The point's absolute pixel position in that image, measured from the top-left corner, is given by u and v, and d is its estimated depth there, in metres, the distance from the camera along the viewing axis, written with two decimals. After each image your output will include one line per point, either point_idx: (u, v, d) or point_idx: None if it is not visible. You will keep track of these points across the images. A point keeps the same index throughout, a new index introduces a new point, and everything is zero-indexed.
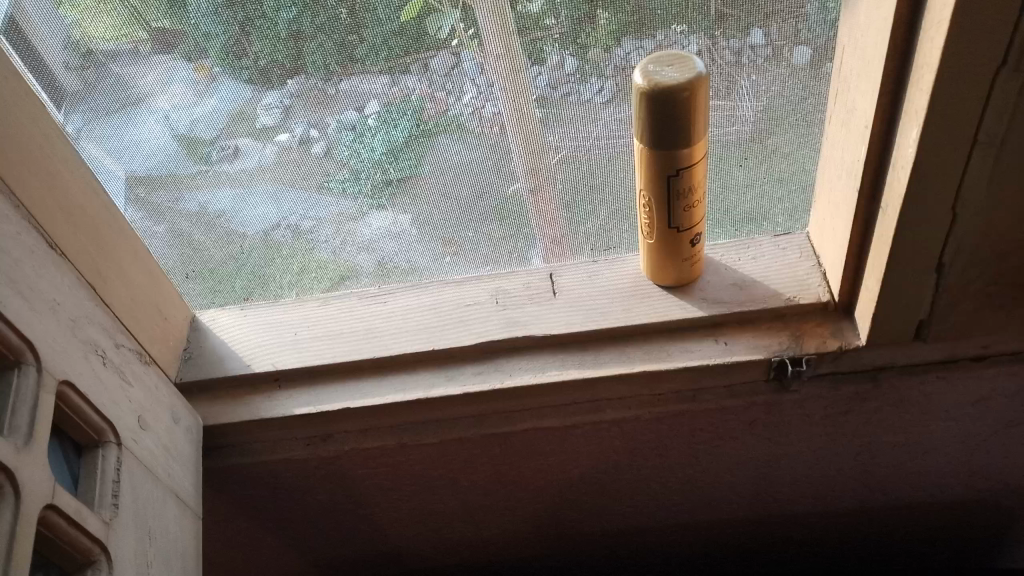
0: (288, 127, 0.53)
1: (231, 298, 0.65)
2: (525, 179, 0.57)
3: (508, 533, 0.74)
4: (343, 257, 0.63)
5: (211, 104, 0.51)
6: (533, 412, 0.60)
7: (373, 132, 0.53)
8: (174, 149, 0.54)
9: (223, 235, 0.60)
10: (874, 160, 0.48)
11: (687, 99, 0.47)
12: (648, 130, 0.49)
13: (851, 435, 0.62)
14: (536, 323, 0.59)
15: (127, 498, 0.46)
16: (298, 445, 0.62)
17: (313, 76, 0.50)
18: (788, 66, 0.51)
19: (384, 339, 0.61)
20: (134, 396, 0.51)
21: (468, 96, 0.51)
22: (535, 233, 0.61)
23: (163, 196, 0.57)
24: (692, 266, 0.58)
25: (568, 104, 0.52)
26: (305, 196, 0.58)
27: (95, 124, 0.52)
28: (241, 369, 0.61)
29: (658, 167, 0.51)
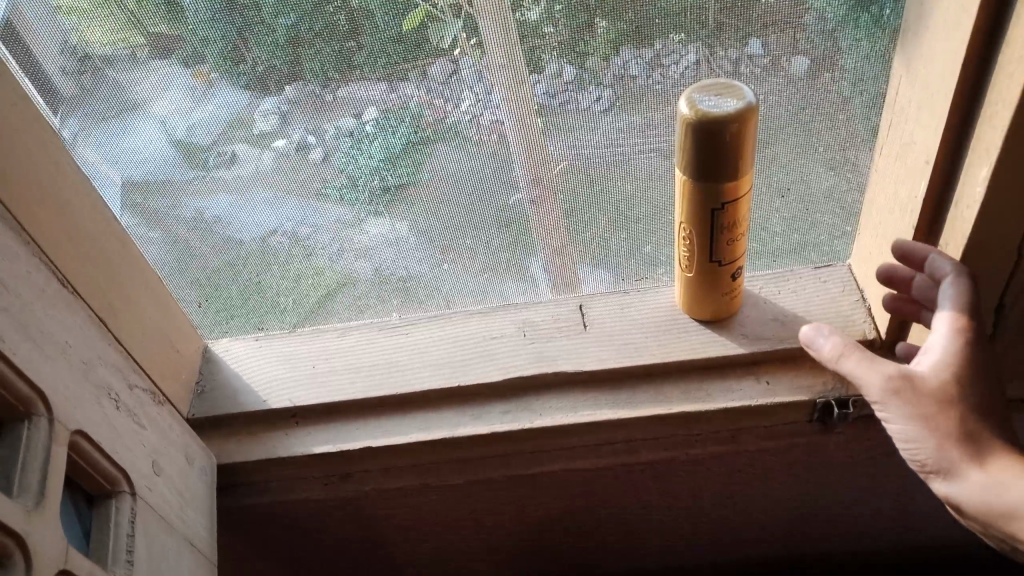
0: (286, 133, 0.49)
1: (230, 307, 0.60)
2: (528, 187, 0.53)
3: (533, 570, 0.72)
4: (340, 265, 0.58)
5: (209, 109, 0.48)
6: (564, 454, 0.58)
7: (372, 139, 0.50)
8: (172, 155, 0.50)
9: (220, 242, 0.56)
10: (934, 195, 0.46)
11: (736, 132, 0.44)
12: (693, 163, 0.46)
13: (892, 476, 0.60)
14: (567, 358, 0.57)
15: (142, 552, 0.43)
16: (317, 485, 0.59)
17: (310, 83, 0.47)
18: (787, 77, 0.48)
19: (407, 373, 0.58)
20: (148, 439, 0.48)
21: (467, 103, 0.48)
22: (544, 249, 0.57)
23: (161, 201, 0.53)
24: (729, 300, 0.55)
25: (566, 113, 0.49)
26: (304, 204, 0.54)
27: (92, 129, 0.48)
28: (258, 404, 0.58)
29: (701, 201, 0.48)
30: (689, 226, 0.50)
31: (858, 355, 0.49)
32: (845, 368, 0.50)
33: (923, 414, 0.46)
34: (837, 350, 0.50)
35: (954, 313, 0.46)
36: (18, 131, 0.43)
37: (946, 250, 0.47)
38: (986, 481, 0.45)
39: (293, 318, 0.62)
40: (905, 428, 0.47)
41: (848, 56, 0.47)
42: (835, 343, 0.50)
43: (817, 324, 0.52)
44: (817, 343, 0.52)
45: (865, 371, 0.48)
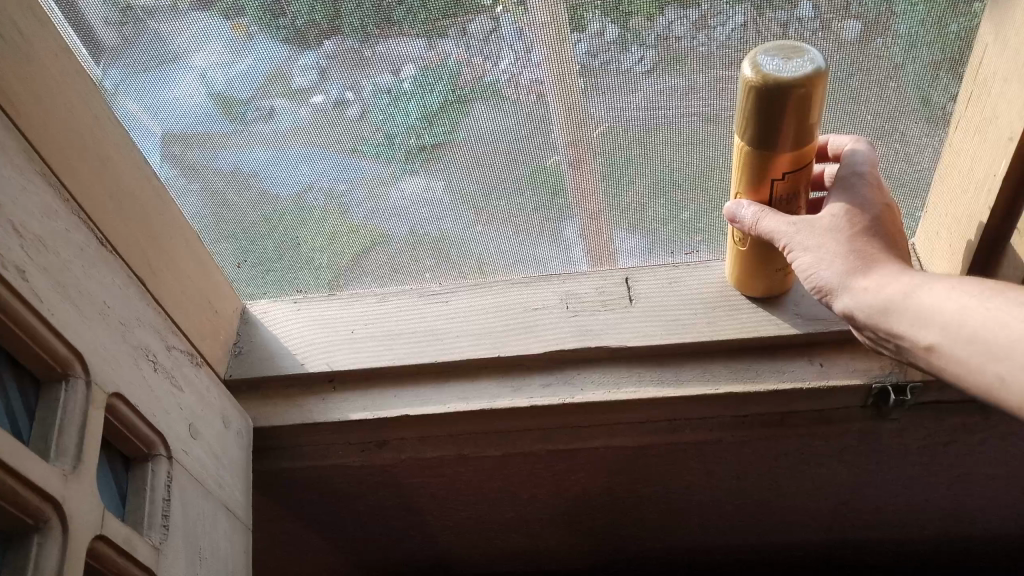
0: (323, 89, 0.48)
1: (267, 260, 0.60)
2: (565, 151, 0.51)
3: (569, 545, 0.72)
4: (374, 222, 0.57)
5: (247, 64, 0.47)
6: (605, 430, 0.57)
7: (408, 97, 0.48)
8: (209, 108, 0.49)
9: (256, 196, 0.55)
10: (1014, 176, 0.43)
11: (801, 98, 0.41)
12: (753, 127, 0.43)
13: (946, 465, 0.58)
14: (612, 334, 0.55)
15: (177, 516, 0.43)
16: (352, 452, 0.59)
17: (348, 39, 0.45)
18: (837, 41, 0.45)
19: (446, 340, 0.57)
20: (185, 402, 0.47)
21: (506, 62, 0.46)
22: (573, 212, 0.55)
23: (200, 153, 0.52)
24: (779, 276, 0.52)
25: (607, 73, 0.47)
26: (341, 159, 0.52)
27: (133, 79, 0.47)
28: (295, 368, 0.57)
29: (757, 166, 0.45)
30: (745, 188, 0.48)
31: (775, 215, 0.46)
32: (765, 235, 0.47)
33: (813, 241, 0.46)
34: (756, 216, 0.47)
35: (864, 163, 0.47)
36: (61, 84, 0.42)
37: None
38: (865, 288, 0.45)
39: (324, 280, 0.61)
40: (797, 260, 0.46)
41: (902, 20, 0.43)
42: (755, 212, 0.47)
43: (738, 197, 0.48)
44: (743, 219, 0.47)
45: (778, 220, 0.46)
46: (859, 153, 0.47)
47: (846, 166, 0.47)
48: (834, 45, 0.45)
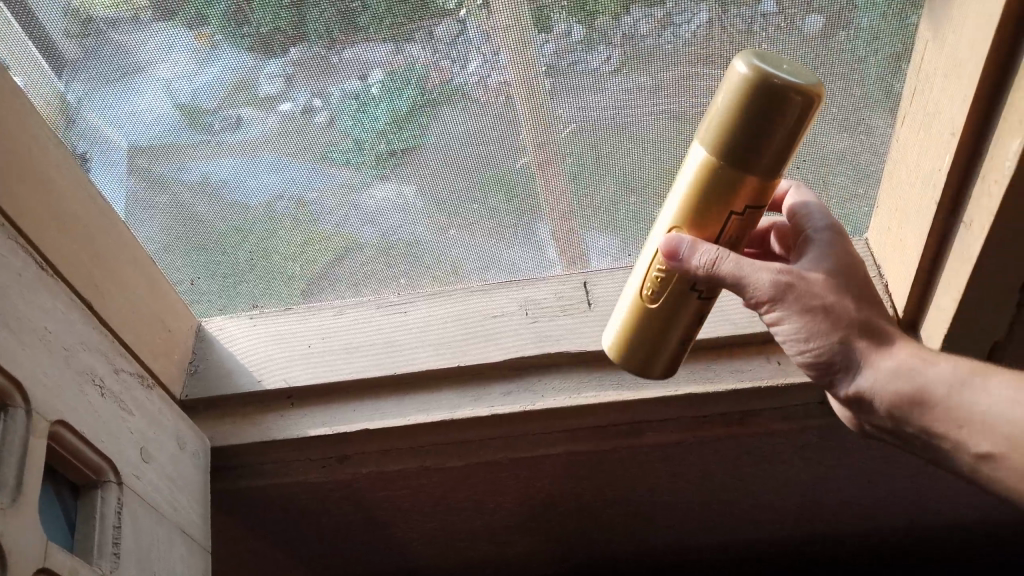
0: (290, 96, 0.49)
1: (237, 271, 0.59)
2: (530, 152, 0.53)
3: (538, 552, 0.72)
4: (346, 229, 0.57)
5: (211, 73, 0.47)
6: (567, 435, 0.57)
7: (376, 102, 0.50)
8: (173, 118, 0.50)
9: (224, 209, 0.55)
10: (958, 173, 0.43)
11: (801, 114, 0.39)
12: (734, 140, 0.41)
13: (906, 459, 0.59)
14: (571, 339, 0.55)
15: (129, 543, 0.42)
16: (313, 467, 0.58)
17: (313, 45, 0.46)
18: (800, 37, 0.47)
19: (406, 352, 0.56)
20: (135, 425, 0.46)
21: (473, 65, 0.48)
22: (541, 211, 0.56)
23: (166, 166, 0.52)
24: (668, 352, 0.46)
25: (576, 72, 0.49)
26: (310, 166, 0.53)
27: (96, 92, 0.48)
28: (252, 386, 0.57)
29: (721, 194, 0.42)
30: (688, 221, 0.44)
31: (741, 258, 0.42)
32: (727, 275, 0.42)
33: (829, 308, 0.43)
34: (717, 254, 0.42)
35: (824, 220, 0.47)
36: None
37: (969, 230, 0.44)
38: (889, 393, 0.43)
39: (297, 288, 0.59)
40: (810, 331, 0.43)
41: (862, 13, 0.45)
42: (715, 251, 0.42)
43: (681, 233, 0.43)
44: (698, 255, 0.42)
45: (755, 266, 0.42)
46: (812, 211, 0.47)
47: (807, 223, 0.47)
48: (798, 41, 0.47)
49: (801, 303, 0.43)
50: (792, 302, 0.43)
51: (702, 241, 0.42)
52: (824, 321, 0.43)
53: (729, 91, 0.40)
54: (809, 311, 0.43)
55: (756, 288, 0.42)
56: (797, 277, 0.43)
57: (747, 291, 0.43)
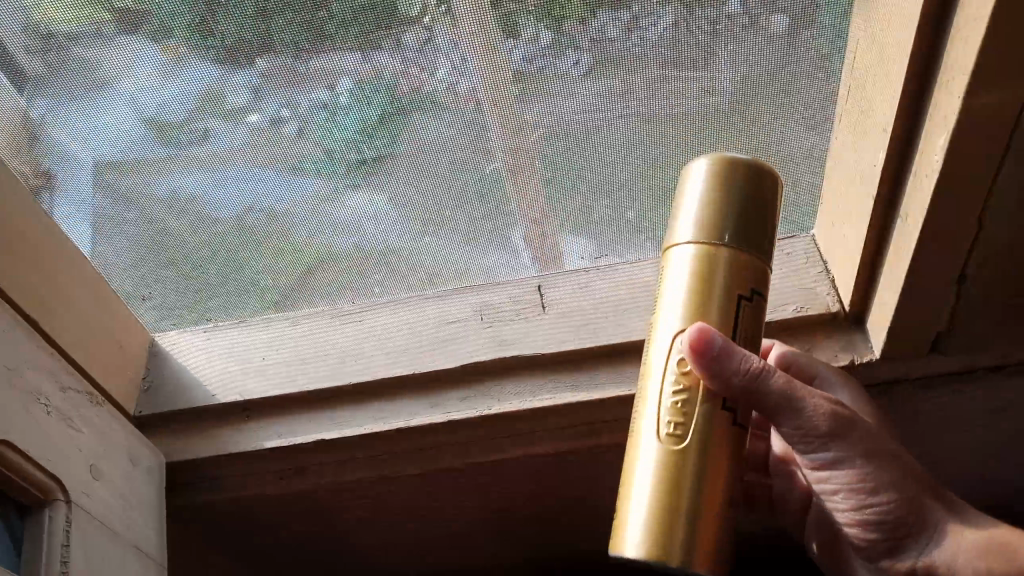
0: (260, 107, 0.49)
1: (210, 286, 0.59)
2: (504, 156, 0.54)
3: (501, 556, 0.72)
4: (320, 239, 0.58)
5: (178, 86, 0.48)
6: (524, 439, 0.57)
7: (346, 110, 0.50)
8: (142, 132, 0.50)
9: (194, 222, 0.56)
10: (892, 167, 0.44)
11: (767, 194, 0.44)
12: (735, 210, 0.43)
13: None
14: (525, 343, 0.55)
15: (79, 561, 0.42)
16: (270, 480, 0.58)
17: (281, 56, 0.47)
18: (766, 36, 0.47)
19: (359, 362, 0.56)
20: (85, 443, 0.46)
21: (443, 70, 0.48)
22: (517, 215, 0.57)
23: (132, 180, 0.53)
24: (704, 536, 0.39)
25: (545, 78, 0.49)
26: (281, 177, 0.54)
27: (61, 108, 0.48)
28: (204, 400, 0.56)
29: (728, 274, 0.42)
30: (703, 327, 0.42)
31: (786, 376, 0.43)
32: (773, 384, 0.42)
33: (895, 453, 0.44)
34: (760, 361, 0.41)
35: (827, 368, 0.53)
36: None
37: (906, 224, 0.45)
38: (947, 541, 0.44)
39: (267, 302, 0.60)
40: (875, 479, 0.44)
41: (826, 14, 0.46)
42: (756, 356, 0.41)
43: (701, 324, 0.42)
44: (738, 353, 0.40)
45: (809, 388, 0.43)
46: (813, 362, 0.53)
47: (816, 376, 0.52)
48: (760, 41, 0.48)
49: (863, 444, 0.43)
50: (854, 440, 0.43)
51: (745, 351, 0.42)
52: (891, 466, 0.44)
53: (697, 185, 0.44)
54: (871, 453, 0.44)
55: (816, 415, 0.43)
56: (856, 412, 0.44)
57: (802, 411, 0.43)
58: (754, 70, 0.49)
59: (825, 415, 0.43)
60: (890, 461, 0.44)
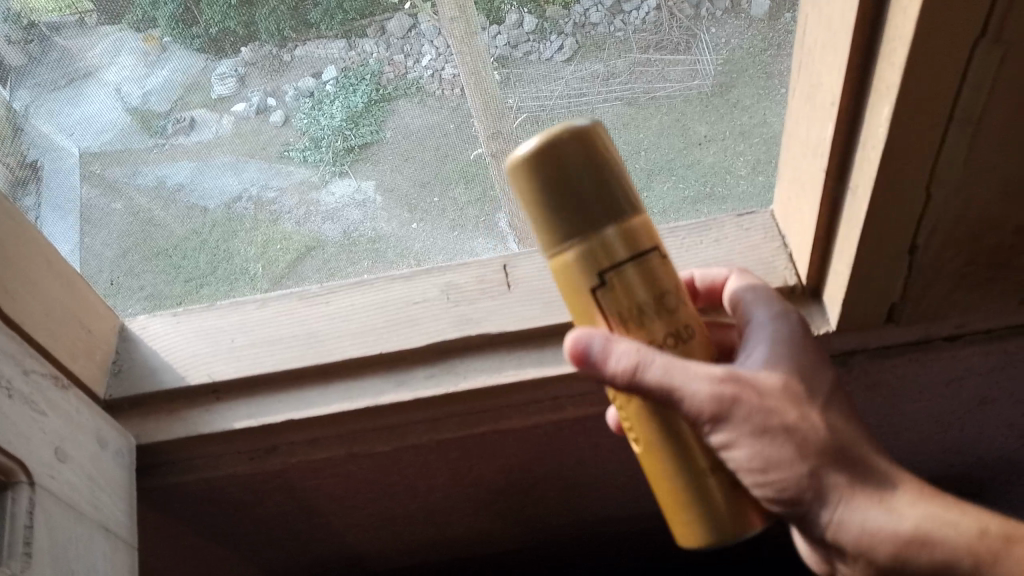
0: (244, 96, 0.51)
1: (201, 275, 0.60)
2: (487, 142, 0.56)
3: (475, 532, 0.74)
4: (307, 228, 0.58)
5: (163, 74, 0.49)
6: (491, 415, 0.58)
7: (332, 99, 0.52)
8: (125, 122, 0.51)
9: (182, 211, 0.56)
10: (841, 141, 0.45)
11: (589, 161, 0.40)
12: (566, 209, 0.40)
13: None
14: (491, 320, 0.56)
15: (43, 541, 0.42)
16: (241, 460, 0.59)
17: (265, 44, 0.49)
18: (746, 18, 0.51)
19: (327, 343, 0.57)
20: (50, 426, 0.46)
21: (427, 58, 0.52)
22: (500, 198, 0.59)
23: (119, 171, 0.53)
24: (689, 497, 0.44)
25: (528, 62, 0.53)
26: (266, 166, 0.54)
27: (43, 99, 0.50)
28: (175, 382, 0.57)
29: (599, 263, 0.41)
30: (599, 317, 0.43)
31: (666, 363, 0.41)
32: (651, 377, 0.41)
33: (785, 425, 0.44)
34: (638, 353, 0.42)
35: (766, 294, 0.49)
36: None
37: (855, 196, 0.45)
38: (886, 511, 0.45)
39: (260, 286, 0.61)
40: (770, 453, 0.44)
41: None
42: (633, 349, 0.42)
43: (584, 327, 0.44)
44: (614, 352, 0.42)
45: (692, 373, 0.42)
46: (751, 289, 0.50)
47: (750, 303, 0.49)
48: (742, 24, 0.51)
49: (750, 419, 0.43)
50: (740, 415, 0.43)
51: (620, 342, 0.42)
52: (780, 443, 0.44)
53: (527, 192, 0.41)
54: (759, 428, 0.43)
55: (698, 402, 0.42)
56: (739, 387, 0.43)
57: (684, 402, 0.42)
58: (736, 48, 0.52)
59: (706, 400, 0.42)
60: (777, 437, 0.44)
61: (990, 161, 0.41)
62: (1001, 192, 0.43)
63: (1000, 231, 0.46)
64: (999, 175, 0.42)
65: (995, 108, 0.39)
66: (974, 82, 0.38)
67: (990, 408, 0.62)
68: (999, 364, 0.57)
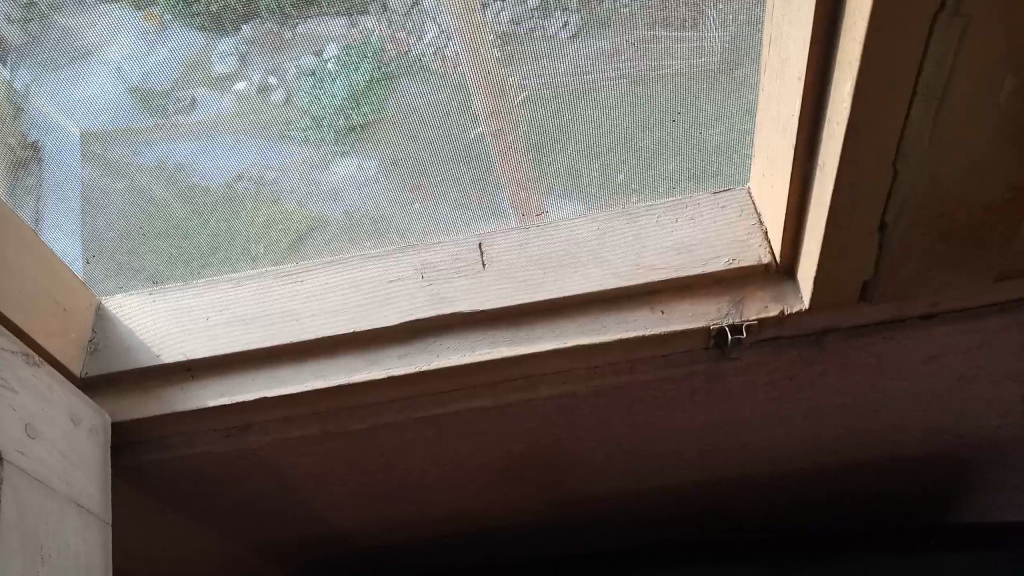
0: (246, 74, 0.50)
1: (200, 254, 0.59)
2: (488, 120, 0.53)
3: (456, 510, 0.74)
4: (309, 206, 0.58)
5: (164, 53, 0.48)
6: (464, 393, 0.59)
7: (334, 76, 0.50)
8: (128, 102, 0.51)
9: (184, 189, 0.56)
10: (808, 118, 0.44)
11: None
12: None
13: (794, 398, 0.62)
14: (466, 300, 0.56)
15: (11, 517, 0.42)
16: (216, 438, 0.60)
17: (266, 20, 0.47)
18: None
19: (302, 321, 0.57)
20: (20, 402, 0.46)
21: (430, 34, 0.48)
22: (502, 179, 0.56)
23: (122, 149, 0.53)
24: None
25: (532, 39, 0.48)
26: (265, 146, 0.54)
27: (43, 79, 0.49)
28: (150, 360, 0.57)
29: None
30: None
31: None
32: None
33: None
34: None
35: None
36: None
37: (822, 172, 0.45)
38: None
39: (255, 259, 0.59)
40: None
41: None
42: None
43: None
44: None
45: None
46: None
47: None
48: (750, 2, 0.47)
49: None
50: None
51: None
52: None
53: None
54: None
55: None
56: None
57: None
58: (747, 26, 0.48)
59: None
60: None
61: (955, 138, 0.41)
62: (969, 170, 0.43)
63: (969, 210, 0.45)
64: (965, 153, 0.42)
65: (957, 84, 0.38)
66: (935, 57, 0.37)
67: (967, 387, 0.62)
68: (973, 343, 0.57)
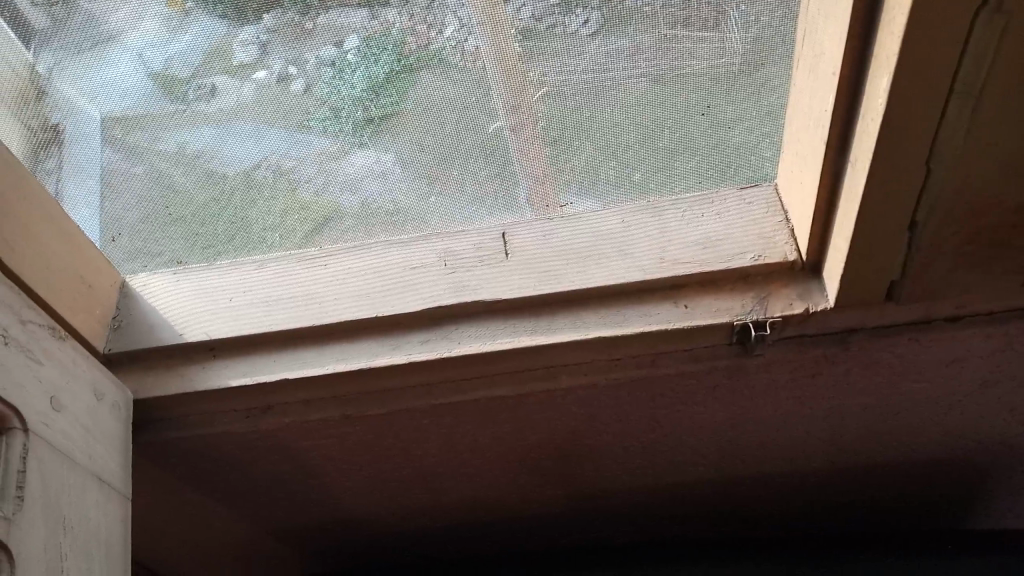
0: (267, 62, 0.51)
1: (219, 240, 0.60)
2: (505, 116, 0.54)
3: (471, 499, 0.74)
4: (326, 195, 0.59)
5: (187, 39, 0.49)
6: (485, 381, 0.59)
7: (354, 68, 0.51)
8: (148, 88, 0.51)
9: (204, 176, 0.57)
10: (842, 114, 0.44)
11: None
12: None
13: (815, 397, 0.61)
14: (489, 287, 0.56)
15: (35, 487, 0.43)
16: (237, 419, 0.60)
17: (288, 11, 0.48)
18: None
19: (324, 304, 0.57)
20: (45, 375, 0.47)
21: (450, 29, 0.50)
22: (519, 174, 0.57)
23: (142, 136, 0.54)
24: None
25: (554, 36, 0.50)
26: (286, 134, 0.55)
27: (67, 62, 0.50)
28: (172, 338, 0.57)
29: None
30: None
31: None
32: None
33: None
34: None
35: None
36: None
37: (855, 169, 0.45)
38: None
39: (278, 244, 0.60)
40: None
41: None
42: None
43: None
44: None
45: None
46: None
47: None
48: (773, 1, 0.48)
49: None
50: None
51: None
52: None
53: None
54: None
55: None
56: None
57: None
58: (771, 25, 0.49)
59: None
60: None
61: (992, 135, 0.41)
62: (1004, 169, 0.42)
63: (1002, 209, 0.45)
64: (1001, 151, 0.41)
65: (996, 81, 0.38)
66: (976, 52, 0.37)
67: (992, 391, 0.61)
68: (1001, 346, 0.56)
